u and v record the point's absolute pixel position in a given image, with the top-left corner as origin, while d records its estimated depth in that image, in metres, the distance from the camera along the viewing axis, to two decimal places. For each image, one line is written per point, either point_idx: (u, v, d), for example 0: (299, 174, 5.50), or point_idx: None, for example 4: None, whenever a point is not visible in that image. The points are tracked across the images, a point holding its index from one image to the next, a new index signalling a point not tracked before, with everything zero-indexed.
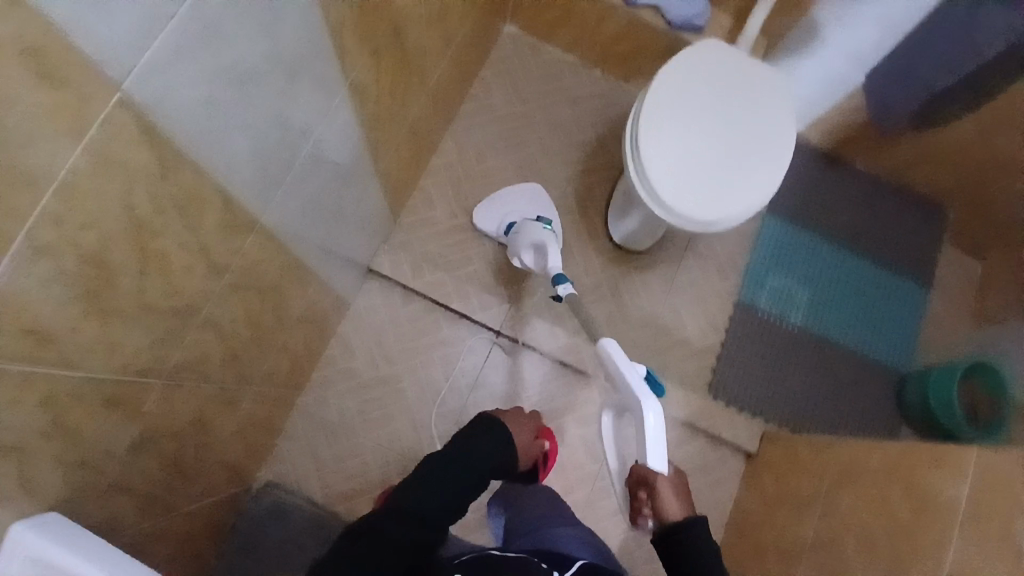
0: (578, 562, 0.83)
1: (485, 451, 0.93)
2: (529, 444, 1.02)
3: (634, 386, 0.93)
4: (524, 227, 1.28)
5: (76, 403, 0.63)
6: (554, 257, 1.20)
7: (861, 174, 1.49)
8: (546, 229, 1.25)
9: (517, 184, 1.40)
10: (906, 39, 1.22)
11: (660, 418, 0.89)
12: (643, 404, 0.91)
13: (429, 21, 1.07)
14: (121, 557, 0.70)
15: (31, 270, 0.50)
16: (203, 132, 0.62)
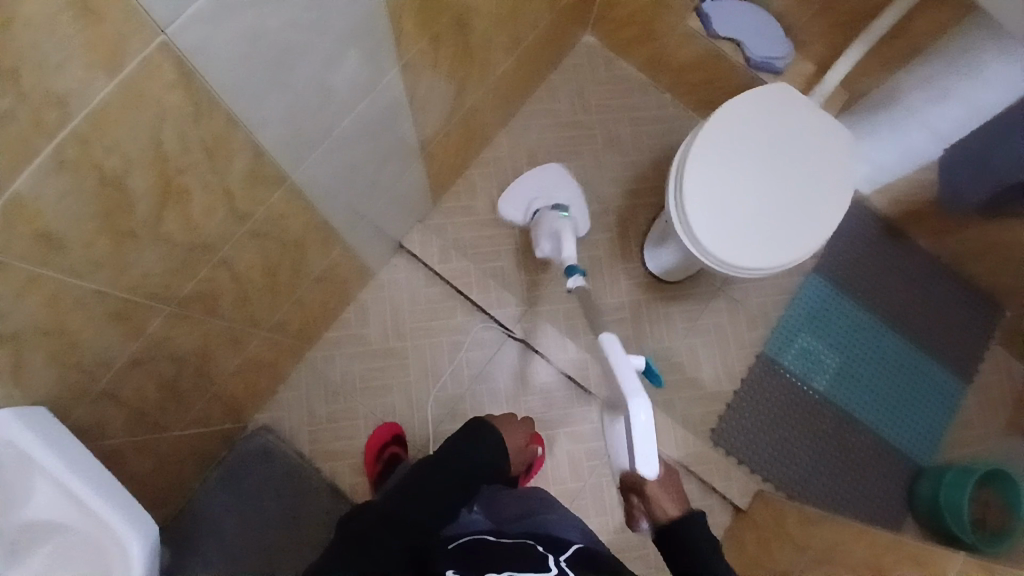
0: (576, 547, 0.74)
1: (468, 451, 0.89)
2: (523, 445, 1.02)
3: (625, 386, 0.89)
4: (543, 218, 1.31)
5: (77, 313, 0.67)
6: (568, 247, 1.23)
7: (921, 253, 1.41)
8: (563, 219, 1.28)
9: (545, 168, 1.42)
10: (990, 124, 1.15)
11: (649, 416, 0.85)
12: (632, 405, 0.86)
13: (502, 15, 1.07)
14: (96, 473, 0.72)
15: (53, 181, 0.54)
16: (243, 85, 0.64)
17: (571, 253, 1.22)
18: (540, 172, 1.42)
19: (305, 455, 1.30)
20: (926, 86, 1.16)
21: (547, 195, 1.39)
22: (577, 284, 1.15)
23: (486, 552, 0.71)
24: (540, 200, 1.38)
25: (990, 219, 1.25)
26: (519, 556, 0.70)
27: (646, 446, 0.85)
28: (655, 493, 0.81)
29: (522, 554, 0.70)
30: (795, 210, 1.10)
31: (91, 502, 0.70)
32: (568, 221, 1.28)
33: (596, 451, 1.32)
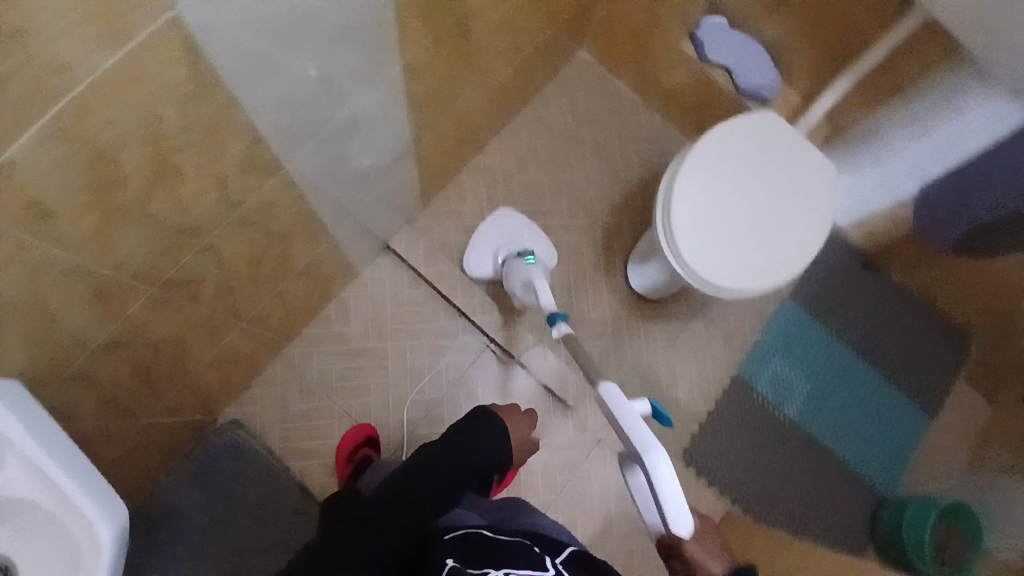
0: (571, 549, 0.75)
1: (470, 438, 0.95)
2: (527, 438, 1.05)
3: (638, 438, 0.76)
4: (512, 269, 1.26)
5: (57, 289, 0.66)
6: (545, 292, 1.17)
7: (894, 284, 1.46)
8: (533, 265, 1.23)
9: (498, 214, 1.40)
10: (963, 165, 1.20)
11: (672, 471, 0.72)
12: (650, 460, 0.73)
13: (502, 24, 1.08)
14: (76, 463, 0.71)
15: (48, 150, 0.53)
16: (245, 68, 0.64)
17: (548, 299, 1.15)
18: (499, 218, 1.39)
19: (276, 452, 1.28)
20: (911, 123, 1.23)
21: (511, 240, 1.37)
22: (563, 330, 1.08)
23: (485, 545, 0.72)
24: (507, 246, 1.35)
25: (962, 255, 1.29)
26: (518, 553, 0.70)
27: (676, 506, 0.72)
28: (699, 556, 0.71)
29: (522, 551, 0.71)
30: (780, 234, 1.14)
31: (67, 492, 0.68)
32: (537, 267, 1.23)
33: (571, 463, 1.33)
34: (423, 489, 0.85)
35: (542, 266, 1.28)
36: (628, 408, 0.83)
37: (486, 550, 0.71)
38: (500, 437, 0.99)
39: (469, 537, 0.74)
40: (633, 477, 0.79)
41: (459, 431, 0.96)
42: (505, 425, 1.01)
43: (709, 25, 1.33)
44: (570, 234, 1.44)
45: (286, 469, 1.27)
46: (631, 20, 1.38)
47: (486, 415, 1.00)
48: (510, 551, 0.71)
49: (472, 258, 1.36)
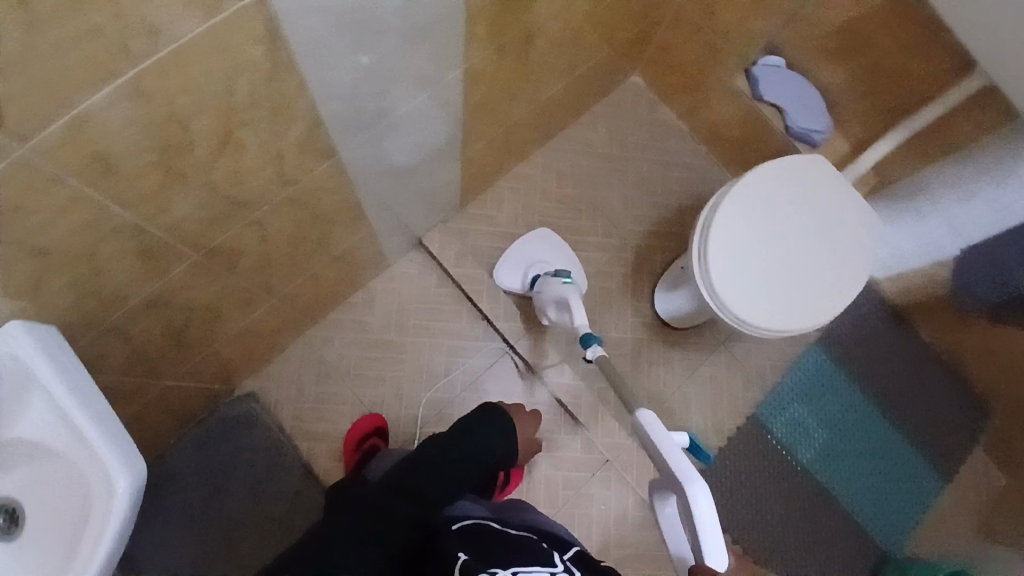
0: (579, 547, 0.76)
1: (477, 430, 0.96)
2: (532, 437, 1.09)
3: (677, 467, 0.75)
4: (545, 284, 1.26)
5: (108, 243, 0.67)
6: (580, 313, 1.16)
7: (921, 344, 1.44)
8: (567, 284, 1.23)
9: (529, 235, 1.39)
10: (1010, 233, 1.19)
11: (711, 502, 0.72)
12: (690, 491, 0.72)
13: (564, 39, 1.10)
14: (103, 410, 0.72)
15: (126, 108, 0.55)
16: (319, 54, 0.66)
17: (583, 320, 1.14)
18: (530, 239, 1.39)
19: (286, 431, 1.29)
20: (955, 184, 1.20)
21: (540, 259, 1.37)
22: (597, 352, 1.08)
23: (494, 539, 0.72)
24: (538, 263, 1.35)
25: (994, 323, 1.27)
26: (526, 548, 0.70)
27: (713, 542, 0.71)
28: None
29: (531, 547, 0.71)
30: (813, 279, 1.13)
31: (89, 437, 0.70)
32: (571, 286, 1.23)
33: (574, 481, 1.32)
34: (430, 478, 0.86)
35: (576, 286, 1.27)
36: (666, 434, 0.82)
37: (495, 544, 0.71)
38: (505, 431, 0.99)
39: (477, 529, 0.75)
40: (666, 505, 0.79)
41: (464, 424, 0.97)
42: (511, 419, 1.02)
43: (766, 64, 1.31)
44: (601, 253, 1.44)
45: (293, 449, 1.29)
46: (689, 50, 1.38)
47: (491, 409, 1.01)
48: (517, 545, 0.71)
49: (501, 279, 1.36)
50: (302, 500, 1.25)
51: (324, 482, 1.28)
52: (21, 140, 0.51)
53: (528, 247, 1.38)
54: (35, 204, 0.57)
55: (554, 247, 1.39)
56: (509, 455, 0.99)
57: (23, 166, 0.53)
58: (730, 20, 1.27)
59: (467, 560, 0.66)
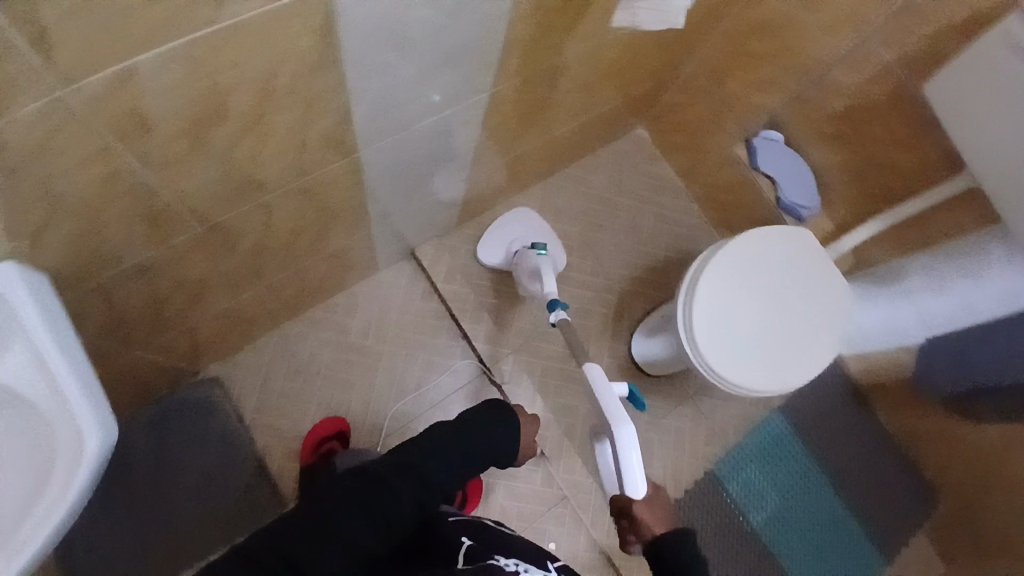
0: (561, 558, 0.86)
1: (486, 430, 0.95)
2: (532, 443, 1.08)
3: (612, 415, 0.98)
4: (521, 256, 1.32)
5: (118, 200, 0.67)
6: (551, 282, 1.24)
7: (877, 425, 1.48)
8: (542, 255, 1.29)
9: (509, 211, 1.45)
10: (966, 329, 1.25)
11: (635, 446, 0.94)
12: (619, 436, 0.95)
13: (586, 83, 1.15)
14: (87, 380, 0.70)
15: (173, 72, 0.55)
16: (362, 55, 0.68)
17: (553, 289, 1.22)
18: (511, 216, 1.44)
19: (245, 422, 1.26)
20: (928, 276, 1.27)
21: (519, 235, 1.42)
22: (560, 320, 1.16)
23: (493, 534, 0.82)
24: (519, 241, 1.40)
25: (952, 414, 1.33)
26: (521, 548, 0.80)
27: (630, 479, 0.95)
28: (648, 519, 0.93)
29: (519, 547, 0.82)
30: (785, 344, 1.17)
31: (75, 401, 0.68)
32: (546, 257, 1.28)
33: (530, 514, 1.32)
34: (439, 468, 0.87)
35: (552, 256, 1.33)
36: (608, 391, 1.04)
37: (494, 540, 0.80)
38: (513, 435, 0.98)
39: (474, 524, 0.85)
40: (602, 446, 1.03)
41: (473, 420, 0.95)
42: (519, 425, 1.01)
43: (766, 137, 1.38)
44: (585, 291, 1.48)
45: (250, 443, 1.25)
46: (696, 112, 1.45)
47: (500, 409, 0.99)
48: (516, 547, 0.81)
49: (484, 254, 1.40)
50: (249, 497, 1.22)
51: (276, 481, 1.24)
52: (64, 82, 0.50)
53: (513, 223, 1.43)
54: (60, 147, 0.56)
55: (533, 222, 1.45)
56: (508, 459, 0.99)
57: (59, 109, 0.52)
58: (738, 92, 1.35)
59: (473, 548, 0.77)
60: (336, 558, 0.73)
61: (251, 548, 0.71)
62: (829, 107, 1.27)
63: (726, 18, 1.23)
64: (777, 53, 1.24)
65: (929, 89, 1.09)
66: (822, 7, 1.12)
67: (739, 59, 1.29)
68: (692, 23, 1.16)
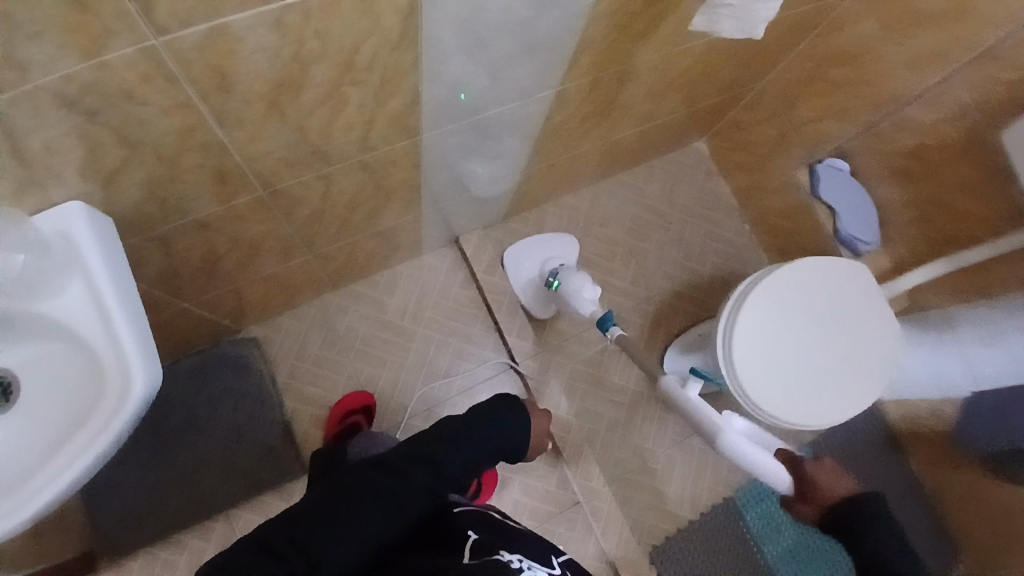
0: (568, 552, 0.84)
1: (496, 419, 0.96)
2: (542, 434, 1.08)
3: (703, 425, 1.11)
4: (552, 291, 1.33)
5: (191, 155, 0.69)
6: (589, 305, 1.24)
7: (908, 473, 1.43)
8: (563, 279, 1.28)
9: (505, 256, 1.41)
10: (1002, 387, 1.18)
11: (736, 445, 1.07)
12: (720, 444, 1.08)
13: (653, 91, 1.14)
14: (136, 327, 0.69)
15: (264, 34, 0.56)
16: (442, 38, 0.69)
17: (594, 310, 1.23)
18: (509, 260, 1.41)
19: (277, 385, 1.29)
20: (979, 325, 1.23)
21: (527, 262, 1.40)
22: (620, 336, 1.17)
23: (502, 527, 0.80)
24: (536, 267, 1.39)
25: (986, 471, 1.26)
26: (531, 543, 0.78)
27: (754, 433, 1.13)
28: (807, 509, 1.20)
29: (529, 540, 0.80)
30: (824, 377, 1.14)
31: (124, 342, 0.67)
32: (568, 276, 1.28)
33: (544, 513, 1.31)
34: (453, 456, 0.88)
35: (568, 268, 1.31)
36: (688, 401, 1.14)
37: (503, 532, 0.79)
38: (523, 424, 0.98)
39: (482, 514, 0.82)
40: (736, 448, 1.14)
41: (485, 411, 0.96)
42: (529, 419, 1.01)
43: (830, 166, 1.35)
44: (624, 299, 1.46)
45: (280, 406, 1.28)
46: (761, 132, 1.42)
47: (508, 399, 0.99)
48: (522, 540, 0.78)
49: (520, 300, 1.39)
50: (273, 458, 1.25)
51: (300, 447, 1.27)
52: (158, 33, 0.52)
53: (529, 247, 1.41)
54: (144, 95, 0.58)
55: (528, 248, 1.41)
56: (520, 449, 0.99)
57: (151, 58, 0.54)
58: (808, 116, 1.32)
59: (478, 540, 0.74)
60: (351, 539, 0.74)
61: (261, 536, 0.72)
62: (902, 141, 1.23)
63: (805, 39, 1.20)
64: (855, 81, 1.20)
65: (1005, 136, 1.05)
66: (906, 40, 1.09)
67: (813, 82, 1.26)
68: (769, 41, 1.13)
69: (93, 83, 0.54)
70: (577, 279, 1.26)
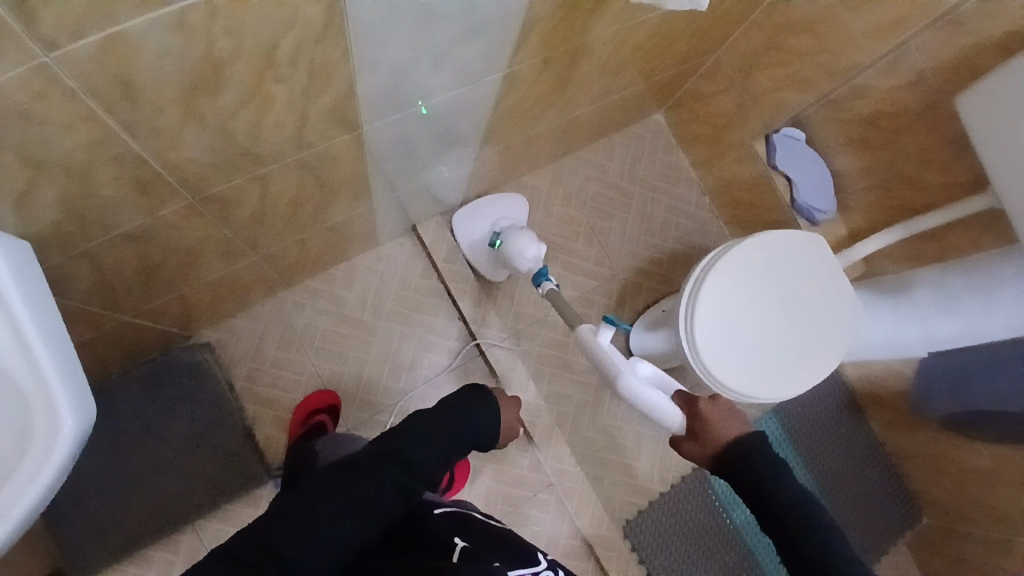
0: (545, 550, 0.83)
1: (469, 413, 0.94)
2: (513, 422, 1.07)
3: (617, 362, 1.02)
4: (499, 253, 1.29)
5: (106, 168, 0.64)
6: (528, 259, 1.22)
7: (869, 434, 1.49)
8: (506, 241, 1.25)
9: (455, 216, 1.36)
10: (958, 351, 1.21)
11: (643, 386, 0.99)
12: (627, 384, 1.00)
13: (608, 66, 1.10)
14: (62, 357, 0.68)
15: (166, 38, 0.51)
16: (371, 26, 0.64)
17: (532, 263, 1.21)
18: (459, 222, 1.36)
19: (236, 389, 1.26)
20: (935, 290, 1.22)
21: (477, 221, 1.35)
22: (549, 288, 1.14)
23: (480, 533, 0.80)
24: (486, 228, 1.34)
25: (947, 433, 1.30)
26: (511, 552, 0.77)
27: (658, 377, 1.07)
28: (697, 448, 1.00)
29: (504, 543, 0.80)
30: (784, 352, 1.15)
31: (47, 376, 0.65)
32: (510, 237, 1.25)
33: (516, 498, 1.31)
34: (421, 451, 0.86)
35: (512, 229, 1.27)
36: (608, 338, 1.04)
37: (481, 537, 0.79)
38: (491, 415, 0.97)
39: (458, 518, 0.82)
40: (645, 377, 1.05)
41: (452, 406, 0.94)
42: (499, 407, 0.99)
43: (786, 135, 1.34)
44: (588, 279, 1.45)
45: (240, 410, 1.25)
46: (718, 103, 1.40)
47: (477, 391, 0.98)
48: (498, 545, 0.78)
49: (472, 262, 1.36)
50: (236, 464, 1.22)
51: (264, 451, 1.24)
52: (47, 46, 0.47)
53: (478, 209, 1.35)
54: (42, 113, 0.53)
55: (478, 209, 1.36)
56: (490, 440, 0.97)
57: (42, 72, 0.49)
58: (765, 87, 1.30)
59: (467, 548, 0.73)
60: (321, 552, 0.71)
61: (234, 547, 0.68)
62: (858, 109, 1.22)
63: (759, 7, 1.16)
64: (810, 49, 1.18)
65: (961, 101, 1.03)
66: (864, 7, 1.07)
67: (768, 51, 1.24)
68: (721, 10, 1.10)
69: None
70: (518, 238, 1.24)
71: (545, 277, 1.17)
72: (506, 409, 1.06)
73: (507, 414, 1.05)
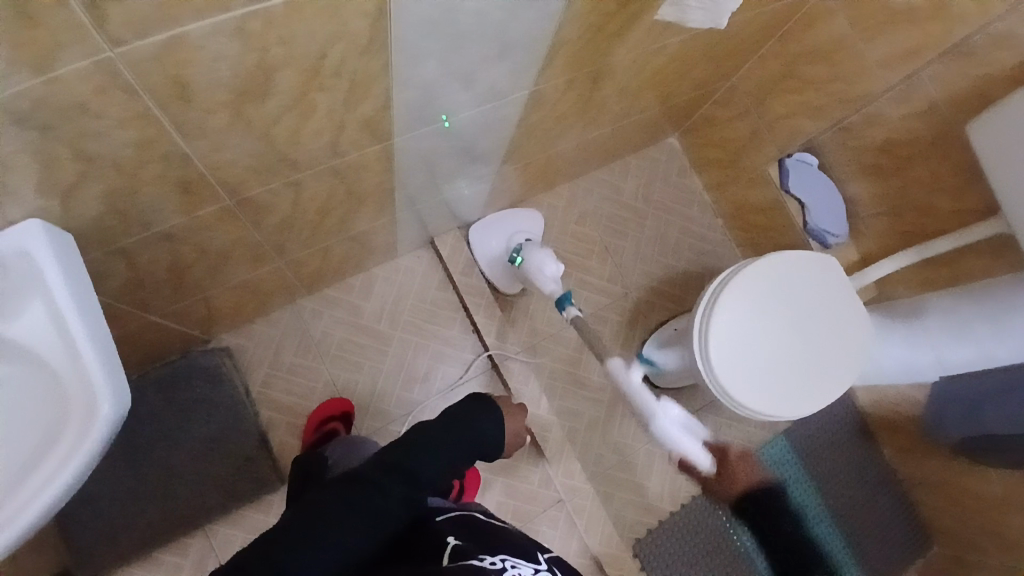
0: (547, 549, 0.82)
1: (473, 416, 0.94)
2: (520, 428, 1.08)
3: None
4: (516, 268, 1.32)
5: (153, 166, 0.66)
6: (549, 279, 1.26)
7: (881, 461, 1.48)
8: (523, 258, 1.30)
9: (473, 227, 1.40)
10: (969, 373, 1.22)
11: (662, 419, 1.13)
12: None
13: (628, 89, 1.14)
14: (102, 343, 0.69)
15: (225, 42, 0.54)
16: (412, 42, 0.67)
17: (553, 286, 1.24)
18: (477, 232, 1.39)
19: (252, 395, 1.27)
20: (947, 318, 1.24)
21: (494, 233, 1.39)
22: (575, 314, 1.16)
23: (482, 531, 0.80)
24: (503, 241, 1.38)
25: (958, 459, 1.30)
26: (512, 547, 0.77)
27: None
28: None
29: (507, 541, 0.79)
30: (799, 371, 1.16)
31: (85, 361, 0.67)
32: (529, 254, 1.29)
33: (526, 513, 1.31)
34: (423, 460, 0.85)
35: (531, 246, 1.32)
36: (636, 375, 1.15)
37: (483, 537, 0.79)
38: (496, 422, 0.96)
39: (462, 521, 0.82)
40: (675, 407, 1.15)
41: (458, 414, 0.94)
42: (501, 414, 0.98)
43: (799, 160, 1.37)
44: (601, 296, 1.47)
45: (255, 416, 1.26)
46: (733, 127, 1.43)
47: (483, 400, 0.97)
48: (501, 542, 0.78)
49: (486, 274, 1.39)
50: (249, 469, 1.22)
51: (277, 458, 1.25)
52: (112, 44, 0.49)
53: (494, 224, 1.39)
54: (101, 108, 0.55)
55: (496, 221, 1.40)
56: (496, 449, 0.97)
57: (105, 69, 0.51)
58: (779, 112, 1.33)
59: (460, 545, 0.74)
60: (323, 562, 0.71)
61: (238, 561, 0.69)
62: (870, 137, 1.25)
63: (776, 34, 1.20)
64: (825, 77, 1.21)
65: (972, 129, 1.06)
66: (878, 36, 1.10)
67: (784, 78, 1.27)
68: (739, 37, 1.14)
69: (46, 98, 0.51)
70: (538, 255, 1.27)
71: (569, 302, 1.20)
72: (511, 417, 1.06)
73: (513, 421, 1.05)
